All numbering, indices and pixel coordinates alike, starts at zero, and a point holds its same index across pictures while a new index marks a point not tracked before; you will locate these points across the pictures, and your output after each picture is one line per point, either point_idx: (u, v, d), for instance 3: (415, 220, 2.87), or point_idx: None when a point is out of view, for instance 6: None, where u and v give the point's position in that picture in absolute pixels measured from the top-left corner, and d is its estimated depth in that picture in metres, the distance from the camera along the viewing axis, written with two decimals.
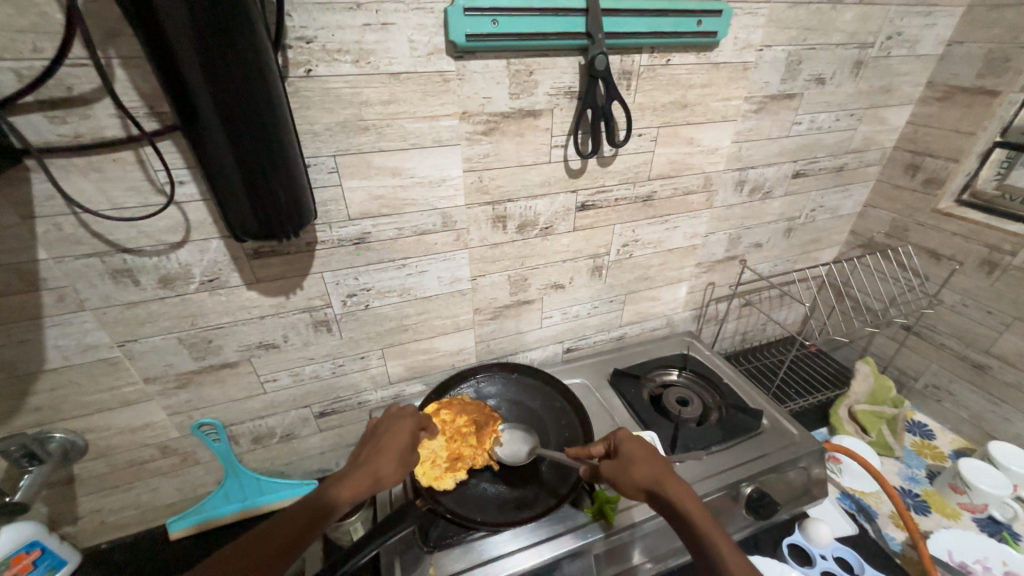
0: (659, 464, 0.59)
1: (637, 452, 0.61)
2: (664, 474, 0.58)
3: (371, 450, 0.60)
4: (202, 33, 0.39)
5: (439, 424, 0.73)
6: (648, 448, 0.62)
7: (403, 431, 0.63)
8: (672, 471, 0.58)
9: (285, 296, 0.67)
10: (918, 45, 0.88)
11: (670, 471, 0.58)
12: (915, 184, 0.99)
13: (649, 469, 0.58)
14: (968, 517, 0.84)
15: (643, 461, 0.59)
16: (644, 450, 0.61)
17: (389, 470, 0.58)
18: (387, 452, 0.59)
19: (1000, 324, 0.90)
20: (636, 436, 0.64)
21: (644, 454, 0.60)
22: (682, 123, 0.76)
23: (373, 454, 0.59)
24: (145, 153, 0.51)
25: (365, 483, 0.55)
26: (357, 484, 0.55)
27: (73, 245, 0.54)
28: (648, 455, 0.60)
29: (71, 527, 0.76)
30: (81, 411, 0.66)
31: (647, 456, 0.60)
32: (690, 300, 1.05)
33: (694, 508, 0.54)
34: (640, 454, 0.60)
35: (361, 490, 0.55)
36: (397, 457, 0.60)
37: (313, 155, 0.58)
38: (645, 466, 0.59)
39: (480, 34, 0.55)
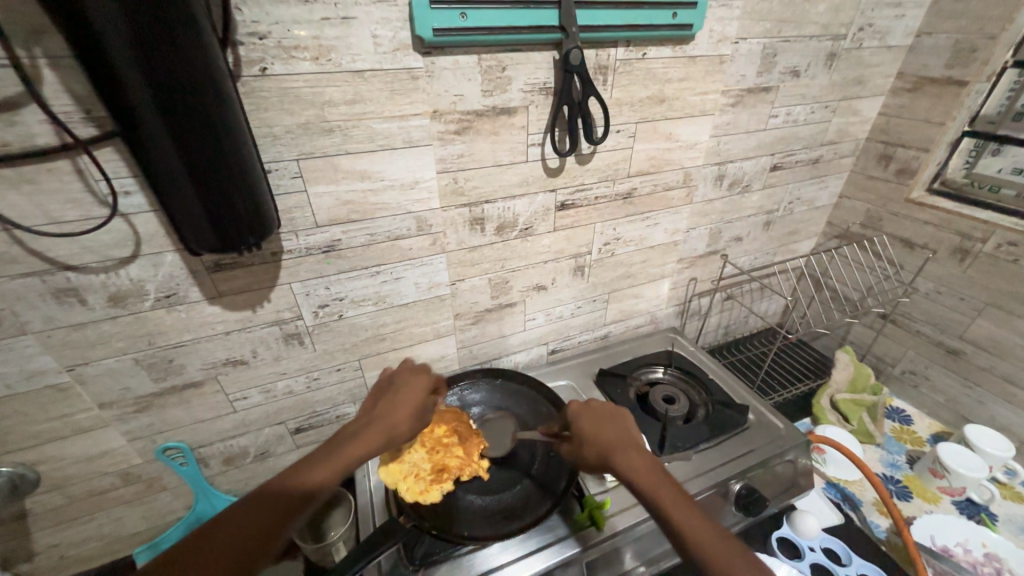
0: (607, 436, 0.62)
1: (588, 428, 0.64)
2: (612, 445, 0.60)
3: (384, 408, 0.59)
4: (139, 30, 0.35)
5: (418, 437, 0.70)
6: (598, 421, 0.64)
7: (418, 389, 0.62)
8: (620, 441, 0.60)
9: (251, 310, 0.63)
10: (888, 36, 0.89)
11: (617, 442, 0.60)
12: (888, 174, 1.00)
13: (597, 442, 0.61)
14: (947, 500, 0.86)
15: (592, 437, 0.62)
16: (593, 424, 0.64)
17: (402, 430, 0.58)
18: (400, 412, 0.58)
19: (973, 310, 0.92)
20: (588, 411, 0.66)
21: (594, 429, 0.63)
22: (660, 118, 0.74)
23: (386, 413, 0.58)
24: (83, 162, 0.47)
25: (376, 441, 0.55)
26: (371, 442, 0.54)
27: (8, 264, 0.49)
28: (597, 430, 0.63)
29: (27, 565, 0.71)
30: (30, 442, 0.61)
31: (596, 432, 0.63)
32: (673, 296, 1.04)
33: (642, 475, 0.56)
34: (590, 429, 0.64)
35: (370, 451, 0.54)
36: (411, 418, 0.59)
37: (273, 160, 0.54)
38: (594, 441, 0.62)
39: (448, 28, 0.52)
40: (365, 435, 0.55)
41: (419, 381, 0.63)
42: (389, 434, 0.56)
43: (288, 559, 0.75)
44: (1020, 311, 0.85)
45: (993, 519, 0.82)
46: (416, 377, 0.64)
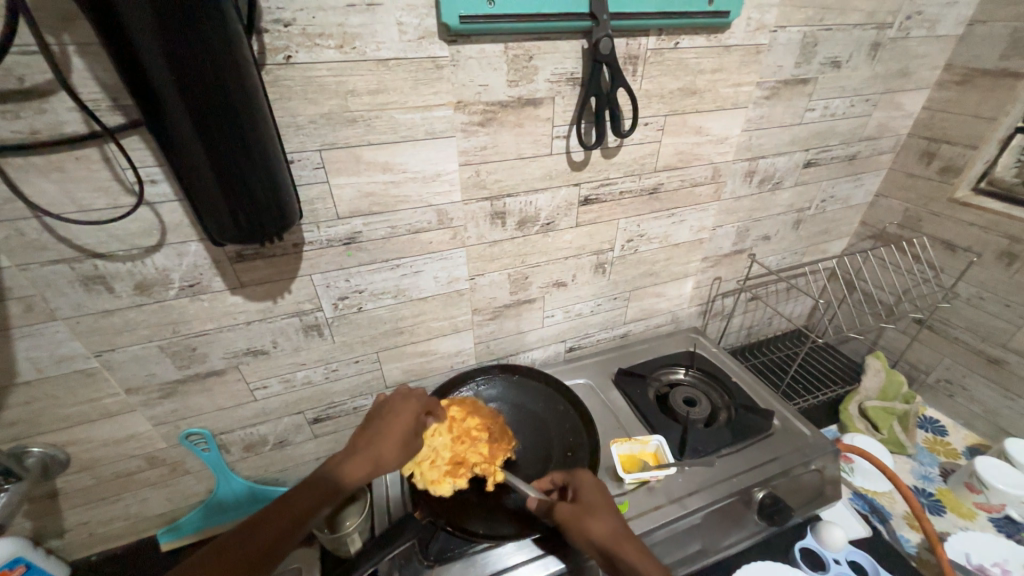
0: (610, 520, 0.56)
1: (585, 500, 0.58)
2: (618, 534, 0.55)
3: (374, 431, 0.59)
4: (162, 19, 0.35)
5: (448, 422, 0.68)
6: (596, 495, 0.59)
7: (406, 417, 0.61)
8: (622, 532, 0.55)
9: (272, 300, 0.63)
10: (938, 25, 0.83)
11: (622, 530, 0.55)
12: (930, 172, 0.95)
13: (608, 524, 0.56)
14: (983, 517, 0.82)
15: (595, 516, 0.56)
16: (593, 499, 0.59)
17: (390, 453, 0.57)
18: (390, 442, 0.58)
19: (1019, 318, 0.86)
20: (585, 478, 0.62)
21: (593, 508, 0.57)
22: (691, 110, 0.71)
23: (375, 436, 0.58)
24: (110, 150, 0.47)
25: (363, 469, 0.55)
26: (358, 469, 0.55)
27: (39, 251, 0.50)
28: (596, 509, 0.57)
29: (58, 541, 0.73)
30: (60, 424, 0.62)
31: (597, 510, 0.57)
32: (696, 295, 1.01)
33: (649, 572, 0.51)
34: (596, 502, 0.58)
35: (356, 480, 0.54)
36: (399, 442, 0.59)
37: (296, 150, 0.53)
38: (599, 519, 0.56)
39: (475, 15, 0.51)
40: (352, 461, 0.55)
41: (408, 408, 0.62)
42: (375, 464, 0.56)
43: (305, 547, 0.76)
44: None
45: None
46: (407, 401, 0.64)
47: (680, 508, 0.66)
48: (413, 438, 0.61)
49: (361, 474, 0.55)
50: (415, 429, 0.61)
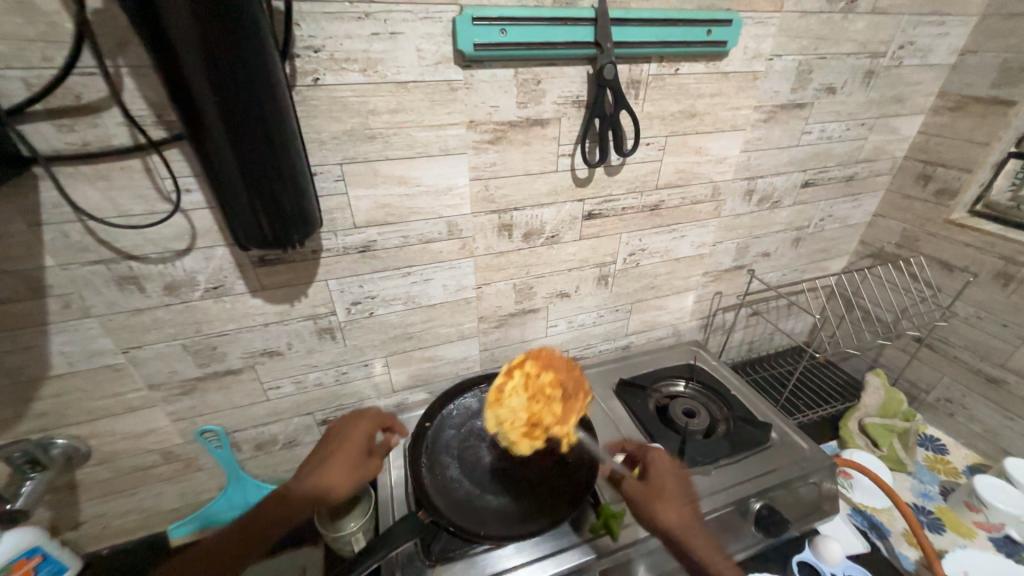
0: (683, 512, 0.64)
1: (661, 488, 0.66)
2: (689, 524, 0.63)
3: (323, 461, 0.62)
4: (210, 45, 0.39)
5: (524, 380, 0.66)
6: (670, 485, 0.67)
7: (352, 448, 0.63)
8: (690, 523, 0.63)
9: (290, 304, 0.67)
10: (930, 54, 0.87)
11: (690, 522, 0.63)
12: (926, 194, 0.98)
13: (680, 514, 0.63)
14: (983, 536, 0.82)
15: (669, 504, 0.64)
16: (668, 487, 0.66)
17: (332, 484, 0.59)
18: (335, 466, 0.61)
19: (1016, 338, 0.87)
20: (655, 465, 0.69)
21: (668, 496, 0.65)
22: (691, 132, 0.75)
23: (322, 466, 0.61)
24: (152, 161, 0.51)
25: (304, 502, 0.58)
26: (298, 501, 0.58)
27: (80, 252, 0.54)
28: (671, 500, 0.64)
29: (73, 532, 0.76)
30: (85, 417, 0.65)
31: (671, 499, 0.65)
32: (697, 309, 1.03)
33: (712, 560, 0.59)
34: (671, 494, 0.65)
35: (297, 512, 0.58)
36: (342, 473, 0.61)
37: (318, 163, 0.57)
38: (675, 508, 0.64)
39: (488, 43, 0.55)
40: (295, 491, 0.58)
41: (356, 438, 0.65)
42: (317, 496, 0.59)
43: (309, 546, 0.78)
44: None
45: None
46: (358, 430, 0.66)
47: None
48: (360, 467, 0.62)
49: (302, 506, 0.58)
50: (360, 458, 0.63)
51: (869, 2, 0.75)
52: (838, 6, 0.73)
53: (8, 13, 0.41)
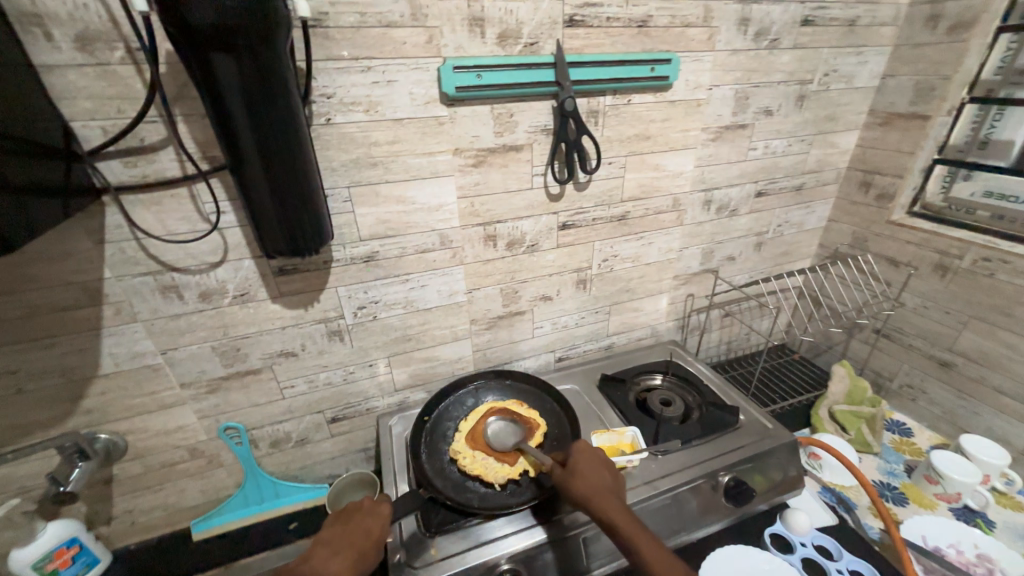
0: (606, 481, 0.65)
1: (582, 462, 0.67)
2: (606, 488, 0.64)
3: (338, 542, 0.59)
4: (251, 97, 0.51)
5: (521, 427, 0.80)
6: (595, 464, 0.67)
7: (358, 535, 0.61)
8: (610, 488, 0.64)
9: (304, 308, 0.77)
10: (854, 79, 1.01)
11: (601, 488, 0.64)
12: (869, 199, 1.09)
13: (587, 484, 0.64)
14: (944, 506, 0.88)
15: (589, 474, 0.66)
16: (593, 466, 0.67)
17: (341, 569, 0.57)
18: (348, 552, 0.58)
19: (959, 322, 0.97)
20: (588, 452, 0.69)
21: (592, 469, 0.67)
22: (647, 152, 0.87)
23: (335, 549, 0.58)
24: (196, 188, 0.63)
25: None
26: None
27: (132, 266, 0.65)
28: (597, 471, 0.66)
29: (105, 528, 0.83)
30: (125, 414, 0.74)
31: (592, 470, 0.66)
32: (672, 311, 1.13)
33: (620, 519, 0.61)
34: (585, 473, 0.66)
35: None
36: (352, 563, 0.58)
37: (330, 187, 0.69)
38: (601, 474, 0.66)
39: (468, 86, 0.68)
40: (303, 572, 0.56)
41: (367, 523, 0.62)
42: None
43: None
44: (1002, 322, 0.90)
45: (989, 525, 0.84)
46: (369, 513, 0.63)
47: (651, 489, 0.74)
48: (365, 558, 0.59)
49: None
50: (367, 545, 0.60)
51: (791, 40, 0.89)
52: (763, 43, 0.87)
53: (96, 78, 0.54)
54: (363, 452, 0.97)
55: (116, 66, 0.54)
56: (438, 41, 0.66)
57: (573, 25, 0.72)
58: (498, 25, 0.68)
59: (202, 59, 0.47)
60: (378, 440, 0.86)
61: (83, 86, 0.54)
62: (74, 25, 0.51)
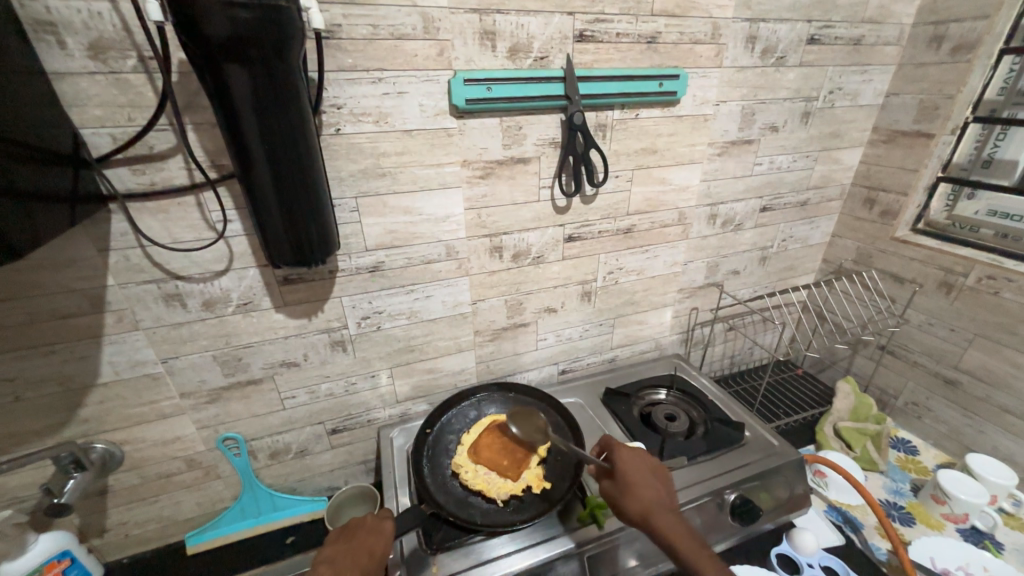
0: (656, 493, 0.65)
1: (635, 477, 0.67)
2: (661, 504, 0.64)
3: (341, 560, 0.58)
4: (263, 107, 0.51)
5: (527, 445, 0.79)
6: (645, 477, 0.67)
7: (361, 551, 0.59)
8: (664, 501, 0.64)
9: (307, 318, 0.76)
10: (859, 97, 1.01)
11: (656, 503, 0.64)
12: (873, 215, 1.09)
13: (641, 501, 0.64)
14: (951, 527, 0.87)
15: (642, 489, 0.65)
16: (643, 479, 0.67)
17: None
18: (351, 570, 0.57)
19: (964, 340, 0.97)
20: (636, 463, 0.69)
21: (643, 482, 0.66)
22: (653, 165, 0.87)
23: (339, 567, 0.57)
24: (204, 197, 0.63)
25: None
26: None
27: (136, 273, 0.64)
28: (648, 484, 0.66)
29: (98, 540, 0.81)
30: (122, 423, 0.73)
31: (644, 484, 0.66)
32: (676, 324, 1.13)
33: (678, 536, 0.61)
34: (638, 488, 0.65)
35: None
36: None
37: (337, 197, 0.69)
38: (654, 486, 0.66)
39: (477, 98, 0.68)
40: None
41: (368, 538, 0.61)
42: None
43: None
44: (1007, 341, 0.89)
45: (998, 547, 0.83)
46: (371, 529, 0.62)
47: None
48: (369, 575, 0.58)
49: None
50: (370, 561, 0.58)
51: (797, 57, 0.90)
52: (769, 61, 0.88)
53: (107, 86, 0.54)
54: (363, 464, 0.96)
55: (127, 74, 0.54)
56: (449, 54, 0.66)
57: (583, 40, 0.72)
58: (509, 39, 0.68)
59: (214, 69, 0.47)
60: (379, 453, 0.85)
61: (94, 94, 0.53)
62: (88, 33, 0.51)
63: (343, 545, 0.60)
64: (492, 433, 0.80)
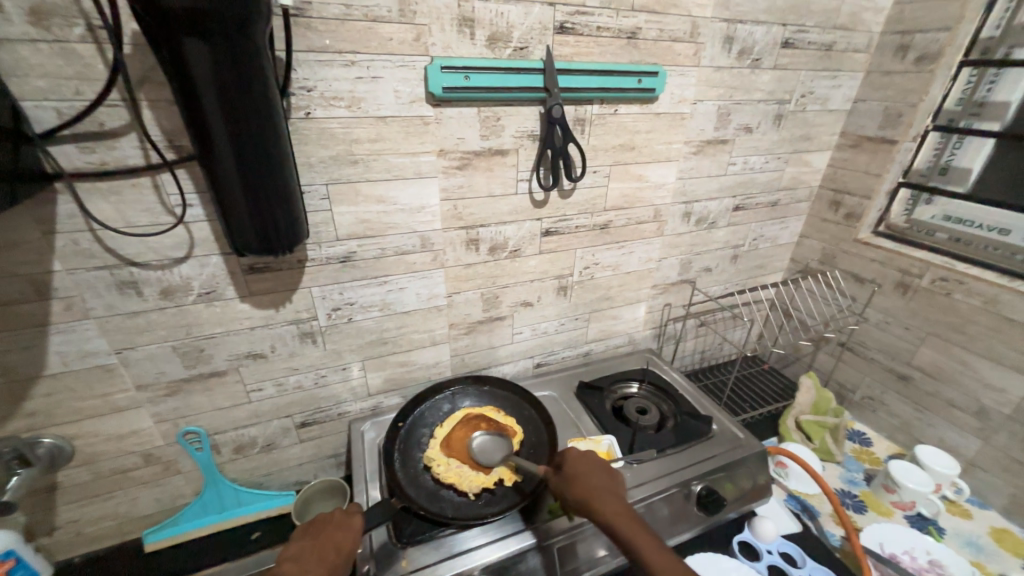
0: (599, 482, 0.64)
1: (580, 468, 0.66)
2: (603, 491, 0.63)
3: (307, 555, 0.57)
4: (224, 85, 0.48)
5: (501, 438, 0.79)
6: (591, 468, 0.67)
7: (328, 545, 0.58)
8: (607, 488, 0.63)
9: (275, 308, 0.73)
10: (829, 102, 1.04)
11: (597, 491, 0.63)
12: (838, 217, 1.13)
13: (583, 490, 0.63)
14: (899, 514, 0.92)
15: (584, 479, 0.65)
16: (588, 470, 0.66)
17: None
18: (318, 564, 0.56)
19: (917, 338, 1.02)
20: (583, 456, 0.68)
21: (587, 472, 0.66)
22: (631, 162, 0.88)
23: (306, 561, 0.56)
24: (161, 179, 0.59)
25: None
26: None
27: (86, 258, 0.60)
28: (593, 474, 0.65)
29: (46, 539, 0.77)
30: (73, 417, 0.69)
31: (588, 474, 0.65)
32: (650, 319, 1.14)
33: (620, 520, 0.60)
34: (580, 479, 0.65)
35: None
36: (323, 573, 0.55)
37: (307, 184, 0.66)
38: (599, 476, 0.65)
39: (455, 87, 0.66)
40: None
41: (335, 533, 0.59)
42: None
43: None
44: (956, 339, 0.95)
45: (940, 532, 0.89)
46: (337, 524, 0.61)
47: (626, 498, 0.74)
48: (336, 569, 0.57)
49: None
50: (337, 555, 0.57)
51: (772, 60, 0.92)
52: (745, 62, 0.89)
53: (51, 55, 0.50)
54: (333, 458, 0.94)
55: (74, 43, 0.50)
56: (426, 40, 0.64)
57: (564, 32, 0.71)
58: (488, 27, 0.67)
59: (171, 42, 0.44)
60: (350, 447, 0.83)
61: (36, 63, 0.49)
62: None
63: (309, 540, 0.59)
64: (464, 427, 0.79)
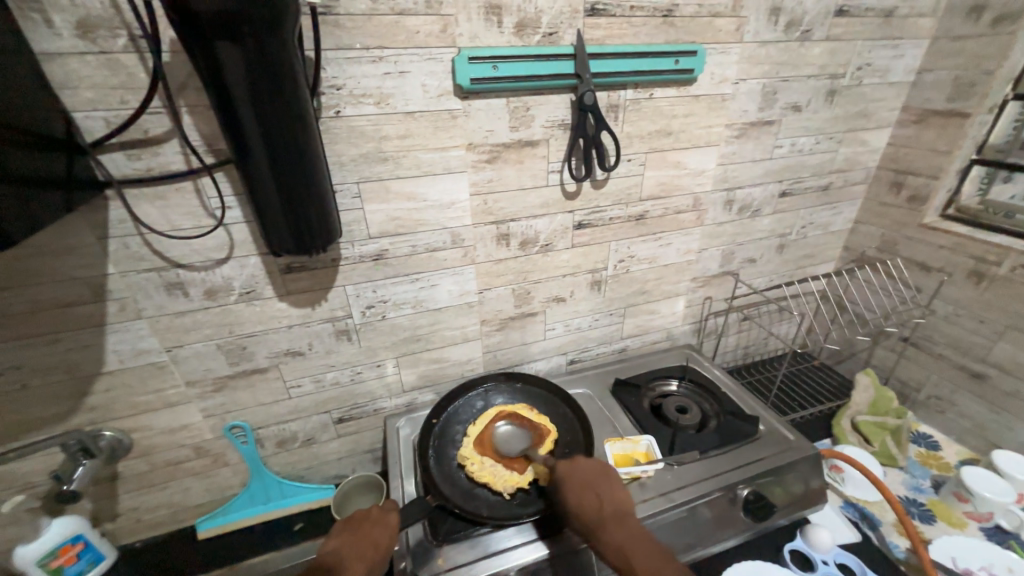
0: (593, 505, 0.62)
1: (574, 491, 0.64)
2: (597, 519, 0.60)
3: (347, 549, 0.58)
4: (255, 84, 0.48)
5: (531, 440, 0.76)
6: (585, 491, 0.64)
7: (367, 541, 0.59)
8: (604, 511, 0.61)
9: (311, 307, 0.75)
10: (889, 74, 0.95)
11: (593, 517, 0.61)
12: (900, 201, 1.04)
13: (583, 518, 0.61)
14: (973, 526, 0.84)
15: (581, 504, 0.62)
16: (583, 494, 0.63)
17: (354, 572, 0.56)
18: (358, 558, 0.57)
19: (994, 332, 0.92)
20: (575, 476, 0.65)
21: (583, 496, 0.63)
22: (668, 148, 0.84)
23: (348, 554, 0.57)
24: (202, 183, 0.61)
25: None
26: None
27: (136, 262, 0.63)
28: (587, 498, 0.63)
29: (110, 524, 0.82)
30: (130, 411, 0.73)
31: (583, 499, 0.63)
32: (688, 314, 1.09)
33: (621, 547, 0.57)
34: (576, 504, 0.63)
35: None
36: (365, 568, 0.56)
37: (339, 183, 0.67)
38: (593, 499, 0.62)
39: (483, 77, 0.65)
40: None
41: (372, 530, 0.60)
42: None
43: None
44: None
45: None
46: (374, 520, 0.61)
47: (667, 501, 0.71)
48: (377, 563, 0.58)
49: None
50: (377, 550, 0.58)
51: (824, 31, 0.84)
52: (793, 35, 0.82)
53: (98, 67, 0.52)
54: (369, 453, 0.95)
55: (118, 54, 0.52)
56: (453, 30, 0.63)
57: (595, 14, 0.68)
58: (516, 14, 0.64)
59: (203, 45, 0.44)
60: (385, 443, 0.84)
61: (85, 75, 0.52)
62: (75, 10, 0.49)
63: (348, 535, 0.60)
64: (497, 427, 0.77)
